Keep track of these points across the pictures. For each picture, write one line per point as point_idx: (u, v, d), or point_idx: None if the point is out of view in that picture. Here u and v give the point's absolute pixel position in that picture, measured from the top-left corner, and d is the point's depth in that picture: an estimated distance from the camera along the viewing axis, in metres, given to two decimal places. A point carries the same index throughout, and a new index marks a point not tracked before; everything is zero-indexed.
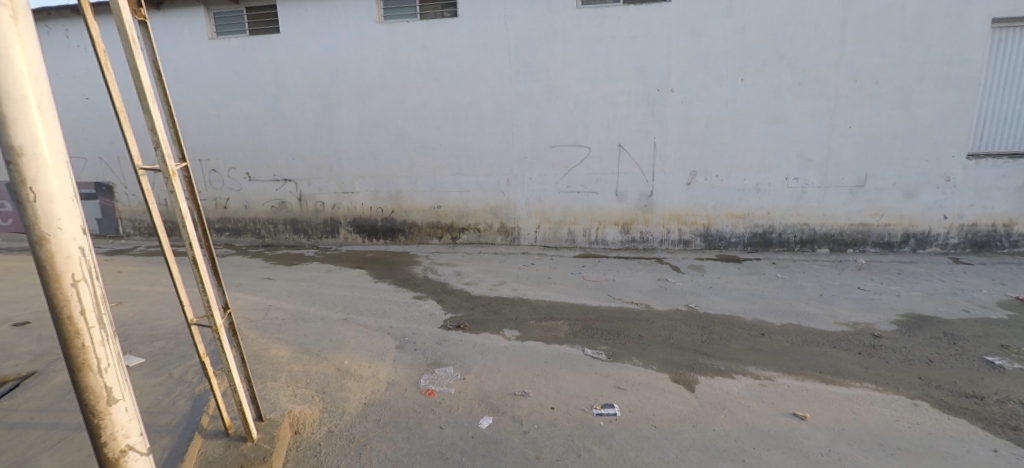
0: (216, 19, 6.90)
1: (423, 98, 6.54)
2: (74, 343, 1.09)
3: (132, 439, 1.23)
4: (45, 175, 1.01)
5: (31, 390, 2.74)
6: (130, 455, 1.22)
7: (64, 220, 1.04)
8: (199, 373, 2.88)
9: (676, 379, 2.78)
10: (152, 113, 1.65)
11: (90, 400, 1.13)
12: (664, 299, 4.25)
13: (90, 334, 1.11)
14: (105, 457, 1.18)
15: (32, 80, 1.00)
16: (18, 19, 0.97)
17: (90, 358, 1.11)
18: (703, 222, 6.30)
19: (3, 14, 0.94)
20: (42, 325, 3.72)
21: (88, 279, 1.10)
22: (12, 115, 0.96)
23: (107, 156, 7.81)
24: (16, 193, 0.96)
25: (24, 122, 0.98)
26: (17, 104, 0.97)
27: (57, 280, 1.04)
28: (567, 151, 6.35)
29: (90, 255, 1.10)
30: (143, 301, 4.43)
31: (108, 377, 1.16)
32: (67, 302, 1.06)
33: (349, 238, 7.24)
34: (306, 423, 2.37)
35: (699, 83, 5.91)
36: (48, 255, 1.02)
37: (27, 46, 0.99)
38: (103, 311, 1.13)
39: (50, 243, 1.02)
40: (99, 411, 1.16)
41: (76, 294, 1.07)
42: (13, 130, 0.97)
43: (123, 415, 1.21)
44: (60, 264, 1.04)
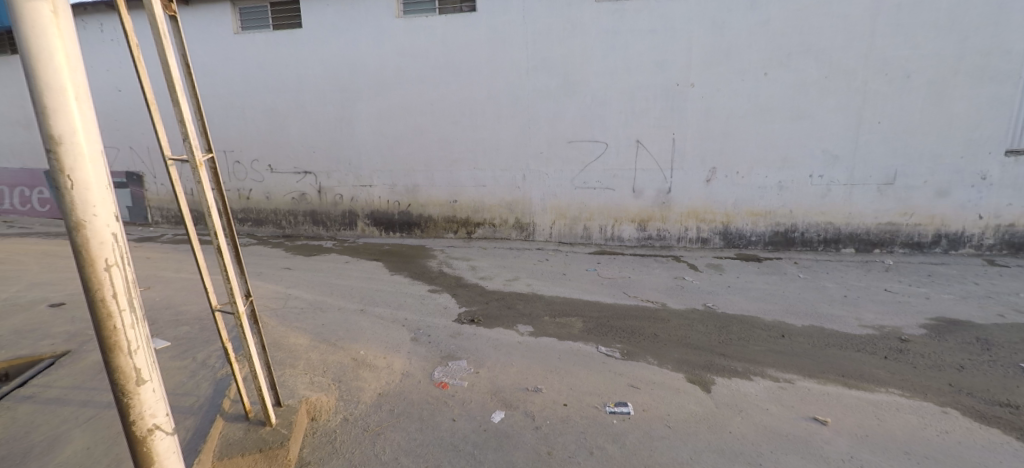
0: (242, 14, 7.08)
1: (441, 92, 6.59)
2: (106, 326, 1.13)
3: (159, 419, 1.28)
4: (81, 164, 1.05)
5: (65, 368, 2.88)
6: (156, 434, 1.27)
7: (99, 207, 1.08)
8: (221, 358, 2.97)
9: (691, 379, 2.73)
10: (181, 105, 1.70)
11: (120, 379, 1.18)
12: (681, 298, 4.17)
13: (121, 317, 1.15)
14: (133, 435, 1.23)
15: (70, 72, 1.03)
16: (59, 14, 1.02)
17: (120, 340, 1.16)
18: (722, 220, 6.16)
19: (44, 9, 0.98)
20: (76, 307, 3.89)
21: (120, 264, 1.15)
22: (52, 105, 1.00)
23: (138, 148, 8.12)
24: (55, 180, 1.01)
25: (63, 112, 1.02)
26: (56, 96, 1.01)
27: (92, 264, 1.08)
28: (584, 146, 6.30)
29: (122, 242, 1.14)
30: (170, 286, 4.60)
31: (137, 359, 1.20)
32: (101, 286, 1.11)
33: (367, 231, 7.35)
34: (322, 410, 2.42)
35: (720, 78, 5.77)
36: (84, 240, 1.06)
37: (67, 40, 1.04)
38: (134, 295, 1.18)
39: (86, 229, 1.07)
40: (128, 391, 1.20)
41: (109, 278, 1.12)
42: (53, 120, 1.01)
43: (151, 396, 1.25)
44: (94, 249, 1.09)
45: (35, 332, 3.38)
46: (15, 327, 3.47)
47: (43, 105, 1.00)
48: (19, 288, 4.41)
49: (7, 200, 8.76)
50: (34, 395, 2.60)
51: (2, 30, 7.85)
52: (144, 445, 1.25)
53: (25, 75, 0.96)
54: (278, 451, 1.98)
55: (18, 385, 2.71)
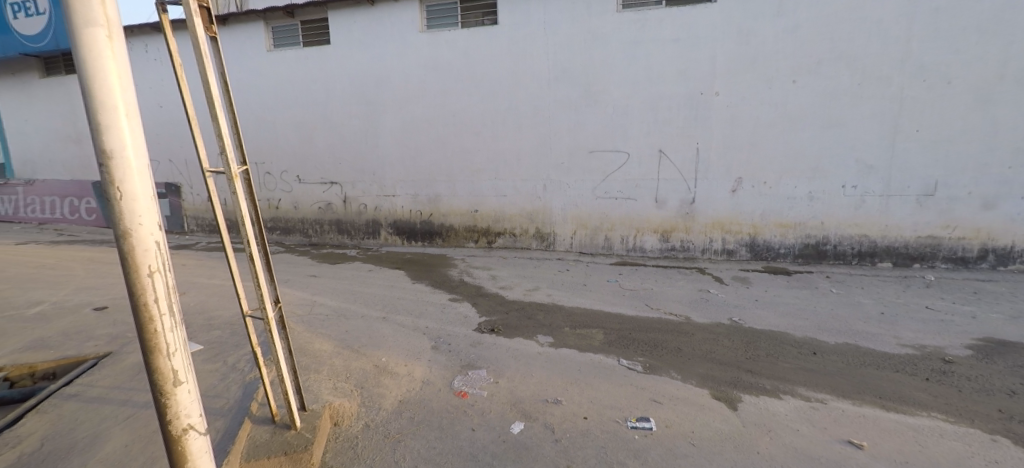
0: (274, 32, 7.40)
1: (462, 104, 6.69)
2: (148, 328, 1.20)
3: (193, 419, 1.33)
4: (129, 177, 1.12)
5: (107, 368, 3.04)
6: (190, 434, 1.32)
7: (144, 217, 1.15)
8: (250, 361, 3.07)
9: (716, 395, 2.65)
10: (219, 119, 1.79)
11: (159, 380, 1.24)
12: (705, 312, 4.07)
13: (161, 321, 1.21)
14: (170, 434, 1.29)
15: (122, 91, 1.11)
16: (113, 38, 1.09)
17: (160, 342, 1.22)
18: (749, 231, 5.99)
19: (100, 34, 1.06)
20: (118, 310, 4.11)
21: (161, 270, 1.21)
22: (104, 121, 1.08)
23: (177, 160, 8.56)
24: (106, 192, 1.08)
25: (114, 128, 1.09)
26: (107, 113, 1.08)
27: (136, 270, 1.15)
28: (605, 156, 6.26)
29: (164, 249, 1.21)
30: (204, 292, 4.80)
31: (175, 361, 1.26)
32: (143, 290, 1.17)
33: (389, 239, 7.49)
34: (345, 415, 2.47)
35: (746, 86, 5.65)
36: (130, 247, 1.13)
37: (120, 61, 1.11)
38: (174, 299, 1.24)
39: (132, 236, 1.14)
40: (166, 391, 1.26)
41: (151, 284, 1.18)
42: (105, 136, 1.09)
43: (186, 396, 1.31)
44: (139, 256, 1.15)
45: (81, 334, 3.58)
46: (63, 329, 3.68)
47: (98, 122, 1.07)
48: (67, 292, 4.68)
49: (58, 209, 9.34)
50: (78, 393, 2.75)
51: (59, 52, 8.47)
52: (178, 444, 1.30)
53: (83, 94, 1.03)
54: (302, 455, 2.03)
55: (65, 383, 2.86)
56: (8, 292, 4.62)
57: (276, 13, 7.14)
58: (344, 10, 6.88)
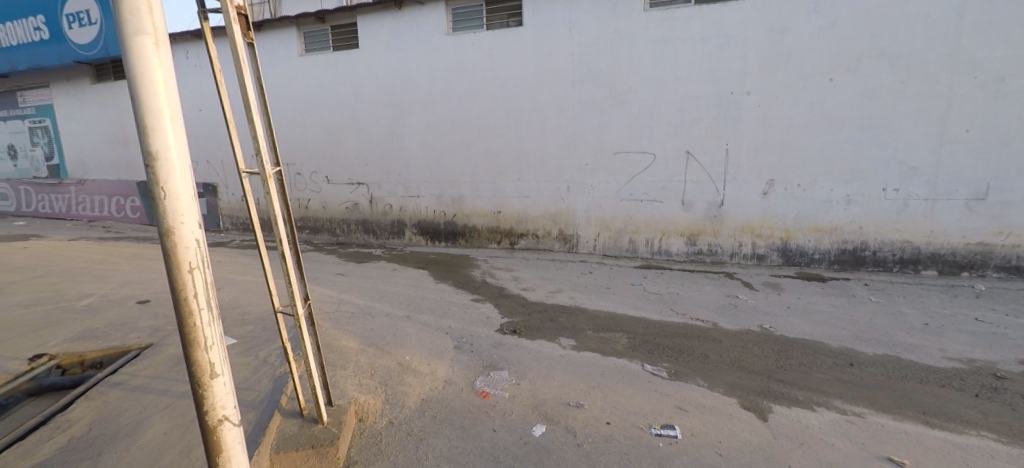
0: (305, 38, 7.62)
1: (487, 105, 6.72)
2: (188, 322, 1.25)
3: (228, 411, 1.38)
4: (173, 178, 1.17)
5: (149, 358, 3.21)
6: (225, 425, 1.37)
7: (186, 215, 1.20)
8: (280, 356, 3.17)
9: (745, 405, 2.58)
10: (254, 122, 1.85)
11: (197, 372, 1.29)
12: (734, 318, 3.95)
13: (200, 315, 1.26)
14: (206, 424, 1.33)
15: (168, 96, 1.16)
16: (160, 46, 1.15)
17: (198, 336, 1.27)
18: (781, 235, 5.78)
19: (148, 42, 1.11)
20: (159, 304, 4.33)
21: (201, 267, 1.25)
22: (151, 125, 1.13)
23: (213, 161, 8.93)
24: (151, 191, 1.13)
25: (160, 131, 1.14)
26: (154, 117, 1.13)
27: (178, 267, 1.20)
28: (630, 158, 6.17)
29: (204, 246, 1.25)
30: (237, 288, 4.99)
31: (212, 354, 1.31)
32: (183, 286, 1.22)
33: (414, 239, 7.60)
34: (369, 412, 2.52)
35: (779, 85, 5.46)
36: (173, 245, 1.18)
37: (166, 67, 1.16)
38: (211, 295, 1.28)
39: (175, 234, 1.19)
40: (203, 383, 1.31)
41: (191, 279, 1.22)
42: (151, 139, 1.14)
43: (222, 388, 1.35)
44: (180, 253, 1.20)
45: (125, 326, 3.78)
46: (109, 320, 3.90)
47: (145, 126, 1.13)
48: (113, 286, 4.95)
49: (106, 208, 9.92)
50: (122, 382, 2.90)
51: (108, 60, 8.97)
52: (214, 434, 1.35)
53: (132, 99, 1.09)
54: (328, 449, 2.07)
55: (111, 372, 3.03)
56: (61, 285, 4.92)
57: (308, 19, 7.35)
58: (373, 14, 7.03)
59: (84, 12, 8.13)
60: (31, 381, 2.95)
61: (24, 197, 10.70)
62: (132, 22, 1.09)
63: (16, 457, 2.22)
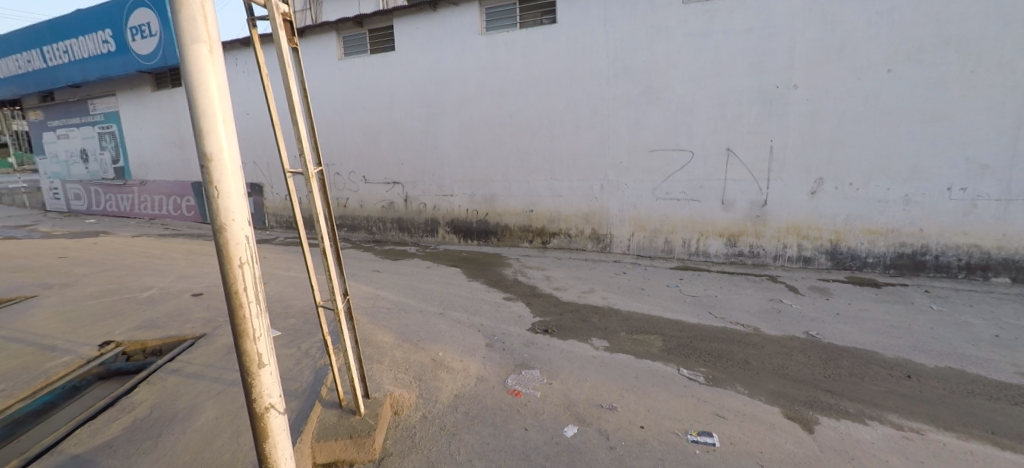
0: (344, 42, 7.86)
1: (520, 104, 6.71)
2: (238, 314, 1.31)
3: (274, 399, 1.43)
4: (225, 178, 1.23)
5: (203, 347, 3.44)
6: (271, 413, 1.43)
7: (237, 213, 1.26)
8: (321, 348, 3.32)
9: (789, 414, 2.47)
10: (298, 124, 1.92)
11: (246, 361, 1.35)
12: (777, 324, 3.78)
13: (249, 307, 1.32)
14: (254, 411, 1.40)
15: (221, 99, 1.21)
16: (213, 52, 1.20)
17: (248, 327, 1.33)
18: (830, 237, 5.46)
19: (202, 49, 1.17)
20: (211, 297, 4.62)
21: (250, 262, 1.31)
22: (205, 127, 1.19)
23: (259, 161, 9.40)
24: (205, 190, 1.20)
25: (212, 133, 1.20)
26: (208, 120, 1.20)
27: (229, 261, 1.27)
28: (666, 155, 6.00)
29: (253, 242, 1.32)
30: (281, 283, 5.25)
31: (260, 345, 1.37)
32: (235, 279, 1.28)
33: (447, 238, 7.71)
34: (404, 405, 2.59)
35: (830, 78, 5.15)
36: (225, 241, 1.24)
37: (219, 72, 1.22)
38: (259, 288, 1.34)
39: (227, 231, 1.25)
40: (251, 371, 1.37)
41: (241, 274, 1.29)
42: (205, 141, 1.20)
43: (268, 378, 1.41)
44: (232, 248, 1.26)
45: (181, 316, 4.06)
46: (168, 311, 4.20)
47: (200, 128, 1.19)
48: (171, 279, 5.33)
49: (164, 206, 10.67)
50: (179, 369, 3.12)
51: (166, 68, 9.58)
52: (261, 420, 1.41)
53: (189, 104, 1.15)
54: (365, 440, 2.14)
55: (169, 360, 3.26)
56: (126, 278, 5.34)
57: (347, 24, 7.56)
58: (408, 17, 7.16)
59: (145, 25, 8.66)
60: (100, 366, 3.22)
61: (94, 197, 11.67)
62: (189, 31, 1.15)
63: (88, 433, 2.42)
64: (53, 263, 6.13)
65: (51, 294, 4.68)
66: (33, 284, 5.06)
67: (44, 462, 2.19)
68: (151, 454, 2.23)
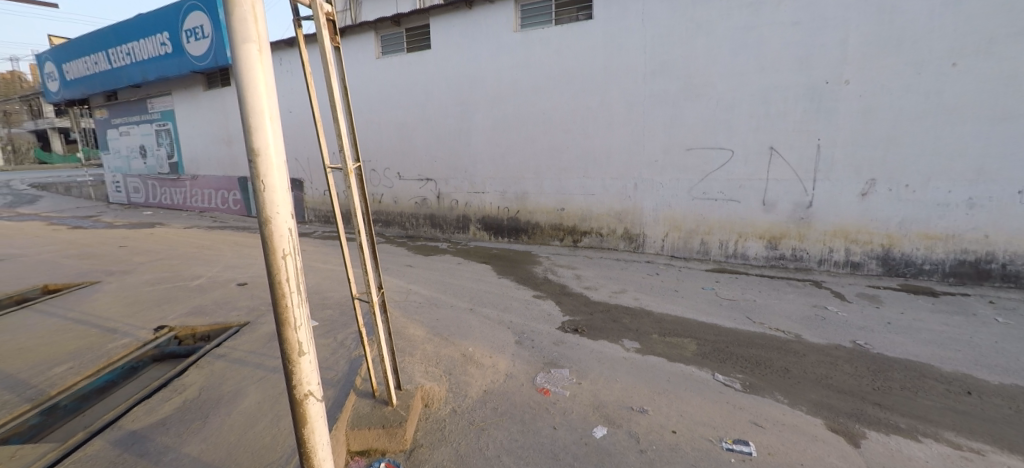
0: (382, 41, 8.04)
1: (553, 102, 6.68)
2: (281, 304, 1.36)
3: (312, 387, 1.49)
4: (271, 173, 1.28)
5: (246, 335, 3.62)
6: (309, 399, 1.48)
7: (281, 207, 1.31)
8: (355, 340, 3.43)
9: (833, 427, 2.35)
10: (338, 121, 1.97)
11: (287, 349, 1.41)
12: (821, 331, 3.61)
13: (291, 297, 1.37)
14: (294, 396, 1.45)
15: (268, 97, 1.26)
16: (262, 50, 1.25)
17: (289, 316, 1.38)
18: (881, 242, 5.14)
19: (252, 49, 1.22)
20: (254, 287, 4.86)
21: (292, 253, 1.36)
22: (254, 124, 1.24)
23: (299, 158, 9.80)
24: (253, 185, 1.25)
25: (260, 130, 1.25)
26: (256, 117, 1.25)
27: (273, 253, 1.32)
28: (704, 154, 5.82)
29: (295, 234, 1.36)
30: (319, 275, 5.45)
31: (300, 334, 1.41)
32: (278, 271, 1.33)
33: (478, 234, 7.77)
34: (434, 398, 2.65)
35: (885, 72, 4.85)
36: (269, 233, 1.30)
37: (266, 71, 1.26)
38: (301, 279, 1.39)
39: (272, 224, 1.30)
40: (292, 359, 1.42)
41: (284, 265, 1.34)
42: (253, 137, 1.25)
43: (308, 366, 1.46)
44: (276, 241, 1.32)
45: (227, 304, 4.29)
46: (215, 299, 4.44)
47: (249, 125, 1.24)
48: (218, 269, 5.63)
49: (212, 200, 11.29)
50: (225, 354, 3.30)
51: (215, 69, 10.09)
52: (300, 407, 1.47)
53: (240, 102, 1.20)
54: (397, 430, 2.19)
55: (216, 345, 3.45)
56: (178, 267, 5.68)
57: (385, 23, 7.72)
58: (445, 15, 7.23)
59: (198, 27, 9.13)
60: (155, 349, 3.45)
61: (150, 190, 12.47)
62: (240, 31, 1.20)
63: (144, 412, 2.59)
64: (113, 251, 6.61)
65: (112, 280, 5.04)
66: (97, 270, 5.47)
67: (107, 436, 2.36)
68: (200, 434, 2.37)
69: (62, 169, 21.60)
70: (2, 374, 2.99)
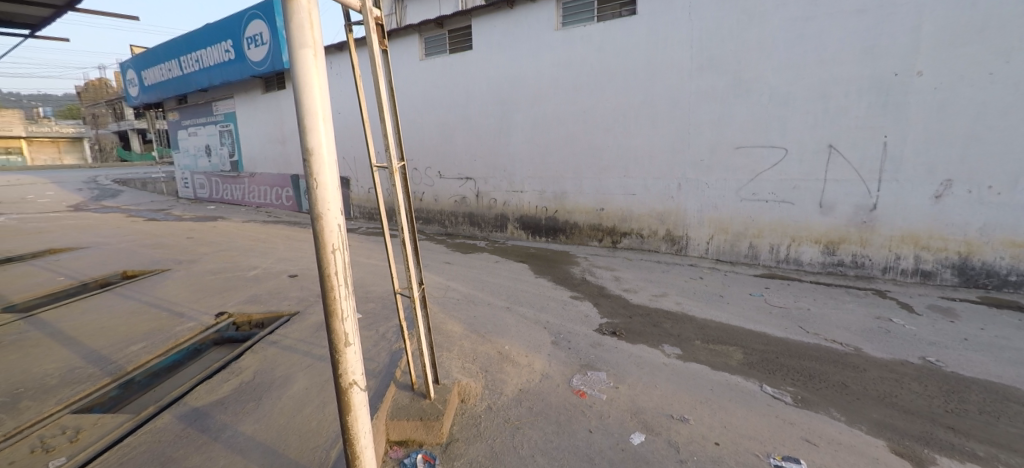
0: (425, 43, 8.23)
1: (595, 100, 6.57)
2: (330, 296, 1.43)
3: (356, 377, 1.54)
4: (323, 171, 1.33)
5: (296, 323, 3.84)
6: (353, 388, 1.54)
7: (331, 204, 1.37)
8: (396, 333, 3.55)
9: (897, 449, 2.18)
10: (384, 121, 2.02)
11: (335, 339, 1.47)
12: (884, 345, 3.35)
13: (339, 290, 1.43)
14: (339, 384, 1.52)
15: (322, 99, 1.32)
16: (317, 55, 1.30)
17: (337, 308, 1.44)
18: (958, 249, 4.68)
19: (308, 54, 1.28)
20: (303, 278, 5.13)
21: (341, 248, 1.42)
22: (309, 125, 1.31)
23: (347, 157, 10.26)
24: (307, 183, 1.31)
25: (314, 131, 1.31)
26: (311, 119, 1.31)
27: (324, 248, 1.38)
28: (755, 152, 5.53)
29: (344, 230, 1.42)
30: (363, 269, 5.68)
31: (346, 325, 1.47)
32: (327, 265, 1.40)
33: (516, 233, 7.81)
34: (470, 394, 2.69)
35: (965, 62, 4.39)
36: (321, 229, 1.36)
37: (321, 74, 1.32)
38: (348, 273, 1.44)
39: (323, 220, 1.37)
40: (339, 349, 1.49)
41: (333, 259, 1.40)
42: (308, 137, 1.32)
43: (353, 356, 1.52)
44: (326, 236, 1.38)
45: (279, 294, 4.56)
46: (268, 289, 4.73)
47: (304, 126, 1.31)
48: (272, 260, 6.00)
49: (268, 196, 12.03)
50: (277, 341, 3.52)
51: (272, 73, 10.73)
52: (345, 394, 1.53)
53: (297, 105, 1.27)
54: (434, 423, 2.24)
55: (269, 332, 3.68)
56: (237, 258, 6.10)
57: (429, 25, 7.90)
58: (486, 15, 7.29)
59: (258, 34, 9.74)
60: (215, 333, 3.73)
61: (212, 186, 13.48)
62: (298, 38, 1.26)
63: (206, 390, 2.81)
64: (181, 242, 7.20)
65: (180, 269, 5.50)
66: (168, 259, 5.98)
67: (173, 410, 2.58)
68: (253, 414, 2.53)
69: (139, 167, 23.77)
70: (89, 349, 3.34)
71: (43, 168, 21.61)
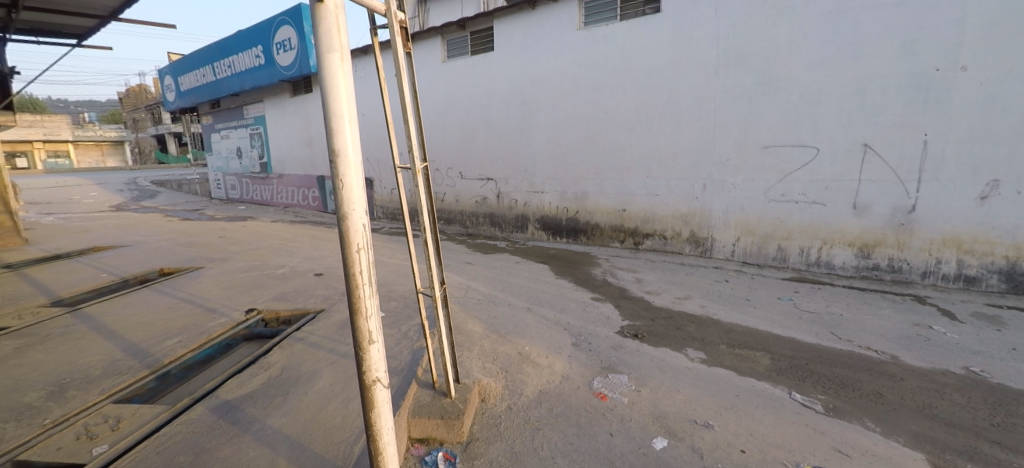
0: (447, 45, 8.31)
1: (617, 100, 6.50)
2: (354, 295, 1.46)
3: (379, 374, 1.57)
4: (348, 172, 1.36)
5: (321, 320, 3.94)
6: (376, 385, 1.57)
7: (356, 204, 1.40)
8: (418, 332, 3.60)
9: (936, 462, 2.08)
10: (407, 122, 2.05)
11: (358, 336, 1.50)
12: (924, 353, 3.19)
13: (364, 289, 1.46)
14: (363, 381, 1.55)
15: (348, 101, 1.35)
16: (343, 58, 1.33)
17: (362, 306, 1.47)
18: (1006, 253, 4.42)
19: (336, 57, 1.31)
20: (329, 278, 5.27)
21: (365, 248, 1.45)
22: (335, 127, 1.34)
23: (371, 158, 10.47)
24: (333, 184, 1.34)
25: (340, 132, 1.34)
26: (337, 121, 1.34)
27: (349, 247, 1.41)
28: (784, 152, 5.37)
29: (368, 230, 1.45)
30: (385, 269, 5.78)
31: (370, 323, 1.50)
32: (352, 264, 1.43)
33: (536, 234, 7.80)
34: (490, 394, 2.71)
35: (1014, 54, 4.13)
36: (346, 229, 1.39)
37: (347, 77, 1.35)
38: (372, 272, 1.47)
39: (348, 220, 1.40)
40: (363, 346, 1.52)
41: (358, 259, 1.43)
42: (334, 139, 1.35)
43: (376, 354, 1.55)
44: (351, 236, 1.41)
45: (305, 292, 4.69)
46: (295, 287, 4.88)
47: (331, 128, 1.34)
48: (299, 259, 6.18)
49: (294, 196, 12.39)
50: (303, 337, 3.62)
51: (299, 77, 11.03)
52: (369, 391, 1.56)
53: (324, 108, 1.30)
54: (454, 422, 2.26)
55: (296, 329, 3.80)
56: (265, 257, 6.31)
57: (451, 28, 7.97)
58: (508, 17, 7.30)
59: (286, 39, 10.03)
60: (245, 329, 3.87)
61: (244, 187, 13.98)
62: (326, 42, 1.29)
63: (237, 383, 2.92)
64: (213, 241, 7.49)
65: (213, 266, 5.73)
66: (201, 257, 6.24)
67: (206, 403, 2.69)
68: (281, 408, 2.62)
69: (175, 169, 24.89)
70: (129, 342, 3.51)
71: (88, 170, 22.89)
